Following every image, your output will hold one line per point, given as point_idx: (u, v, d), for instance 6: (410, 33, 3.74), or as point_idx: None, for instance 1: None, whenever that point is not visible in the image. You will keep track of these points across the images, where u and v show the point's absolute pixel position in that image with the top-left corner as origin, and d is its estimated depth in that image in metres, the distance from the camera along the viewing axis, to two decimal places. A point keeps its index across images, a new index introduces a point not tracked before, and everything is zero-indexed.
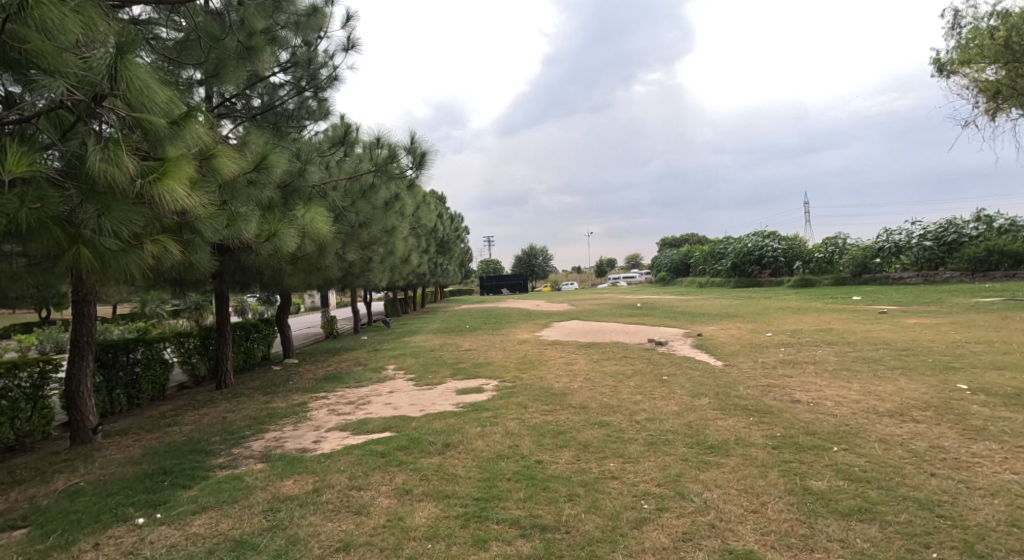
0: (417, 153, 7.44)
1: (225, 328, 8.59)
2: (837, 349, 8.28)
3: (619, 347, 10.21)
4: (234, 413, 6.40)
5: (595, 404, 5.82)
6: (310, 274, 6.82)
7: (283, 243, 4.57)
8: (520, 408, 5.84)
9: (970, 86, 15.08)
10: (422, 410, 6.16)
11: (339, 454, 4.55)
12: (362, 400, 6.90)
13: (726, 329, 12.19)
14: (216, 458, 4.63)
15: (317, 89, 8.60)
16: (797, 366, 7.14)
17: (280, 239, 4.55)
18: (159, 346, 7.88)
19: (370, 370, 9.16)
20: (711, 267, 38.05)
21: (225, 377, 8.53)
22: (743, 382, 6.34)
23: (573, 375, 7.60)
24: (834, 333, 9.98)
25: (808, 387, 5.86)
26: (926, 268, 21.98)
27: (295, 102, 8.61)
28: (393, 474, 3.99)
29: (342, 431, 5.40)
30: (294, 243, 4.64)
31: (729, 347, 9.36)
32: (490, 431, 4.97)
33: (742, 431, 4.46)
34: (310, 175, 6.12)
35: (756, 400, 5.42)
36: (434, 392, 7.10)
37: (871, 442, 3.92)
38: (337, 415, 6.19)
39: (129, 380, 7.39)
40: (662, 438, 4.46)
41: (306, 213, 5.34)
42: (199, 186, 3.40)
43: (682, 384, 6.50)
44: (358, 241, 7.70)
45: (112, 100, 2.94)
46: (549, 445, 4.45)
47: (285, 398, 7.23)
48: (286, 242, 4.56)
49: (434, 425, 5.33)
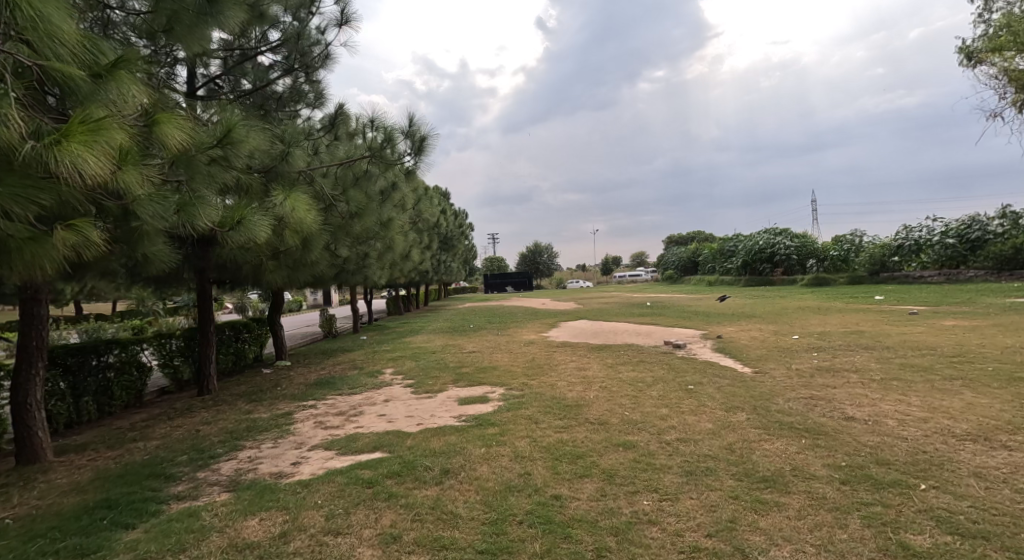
0: (416, 138, 6.73)
1: (209, 329, 7.92)
2: (876, 354, 7.56)
3: (633, 350, 9.49)
4: (210, 426, 5.71)
5: (616, 419, 5.11)
6: (295, 269, 6.11)
7: (252, 234, 3.86)
8: (530, 423, 5.14)
9: (999, 76, 14.29)
10: (420, 424, 5.46)
11: (319, 482, 3.87)
12: (354, 410, 6.21)
13: (747, 330, 11.45)
14: (175, 485, 3.95)
15: (310, 71, 7.95)
16: (838, 375, 6.42)
17: (249, 228, 3.84)
18: (135, 350, 7.23)
19: (366, 375, 8.48)
20: (721, 265, 37.25)
21: (208, 383, 7.87)
22: (782, 394, 5.61)
23: (587, 383, 6.89)
24: (868, 336, 9.22)
25: (860, 401, 5.14)
26: (947, 266, 21.21)
27: (287, 84, 7.96)
28: (380, 512, 3.31)
29: (326, 451, 4.70)
30: (265, 233, 3.93)
31: (755, 351, 8.62)
32: (497, 453, 4.29)
33: (798, 459, 3.74)
34: (296, 159, 5.46)
35: (803, 418, 4.71)
36: (434, 401, 6.40)
37: (964, 477, 3.23)
38: (324, 429, 5.50)
39: (100, 386, 6.73)
40: (701, 466, 3.74)
41: (285, 200, 4.68)
42: (130, 157, 2.76)
43: (711, 395, 5.79)
44: (351, 235, 6.97)
45: (9, 43, 2.35)
46: (567, 475, 3.76)
47: (268, 407, 6.54)
48: (255, 232, 3.86)
49: (432, 445, 4.64)
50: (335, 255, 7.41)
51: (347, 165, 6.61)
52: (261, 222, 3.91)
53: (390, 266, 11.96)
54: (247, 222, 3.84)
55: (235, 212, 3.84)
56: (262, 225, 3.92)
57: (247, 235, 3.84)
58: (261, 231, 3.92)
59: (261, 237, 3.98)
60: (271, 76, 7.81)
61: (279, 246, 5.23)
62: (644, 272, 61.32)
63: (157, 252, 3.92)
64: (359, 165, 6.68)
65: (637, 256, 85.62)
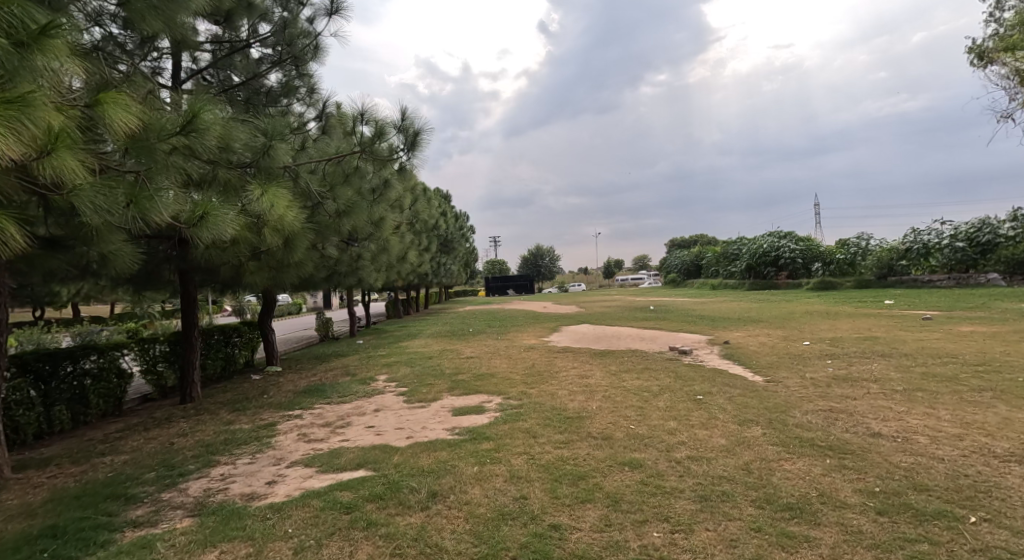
0: (409, 133, 6.37)
1: (193, 333, 7.57)
2: (894, 362, 7.17)
3: (637, 356, 9.11)
4: (187, 437, 5.35)
5: (621, 433, 4.73)
6: (277, 271, 5.75)
7: (218, 230, 3.48)
8: (528, 438, 4.78)
9: (1011, 75, 13.91)
10: (410, 437, 5.08)
11: (293, 505, 3.51)
12: (341, 421, 5.84)
13: (754, 336, 11.09)
14: (134, 509, 3.59)
15: (302, 64, 7.62)
16: (857, 385, 6.02)
17: (215, 224, 3.47)
18: (114, 355, 6.87)
19: (357, 382, 8.12)
20: (724, 269, 36.83)
21: (191, 390, 7.51)
22: (799, 406, 5.22)
23: (590, 392, 6.51)
24: (883, 342, 8.85)
25: (884, 415, 4.75)
26: (957, 270, 20.79)
27: (279, 78, 7.63)
28: (357, 546, 2.98)
29: (305, 468, 4.34)
30: (232, 229, 3.56)
31: (765, 358, 8.24)
32: (491, 473, 3.93)
33: (824, 482, 3.36)
34: (279, 153, 5.12)
35: (826, 434, 4.32)
36: (427, 412, 6.02)
37: (1018, 508, 2.86)
38: (308, 442, 5.13)
39: (74, 394, 6.38)
40: (717, 491, 3.36)
41: (262, 196, 4.35)
42: (60, 139, 2.42)
43: (722, 407, 5.40)
44: (339, 235, 6.60)
45: None
46: (567, 500, 3.39)
47: (251, 417, 6.17)
48: (221, 228, 3.48)
49: (421, 462, 4.26)
50: (324, 256, 7.04)
51: (336, 161, 6.27)
52: (228, 218, 3.54)
53: (386, 269, 11.59)
54: (212, 218, 3.46)
55: (199, 206, 3.47)
56: (229, 221, 3.55)
57: (213, 231, 3.47)
58: (228, 228, 3.54)
59: (229, 234, 3.60)
60: (260, 69, 7.47)
61: (259, 245, 4.89)
62: (647, 275, 61.11)
63: (116, 251, 3.58)
64: (349, 161, 6.33)
65: (640, 259, 85.16)
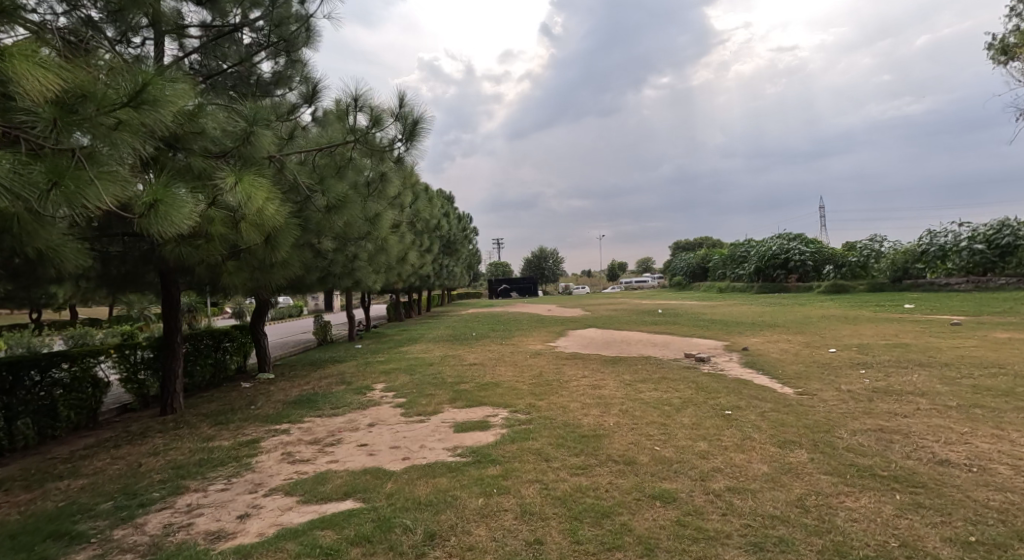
0: (408, 122, 5.83)
1: (176, 340, 7.04)
2: (936, 372, 6.59)
3: (652, 364, 8.51)
4: (158, 456, 4.80)
5: (645, 457, 4.18)
6: (260, 272, 5.21)
7: (173, 221, 2.94)
8: (540, 461, 4.22)
9: None
10: (406, 459, 4.52)
11: (264, 549, 2.99)
12: (331, 438, 5.29)
13: (774, 341, 10.52)
14: (77, 553, 3.07)
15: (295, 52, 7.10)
16: (902, 399, 5.44)
17: (167, 214, 2.93)
18: (88, 363, 6.33)
19: (353, 391, 7.57)
20: (732, 271, 36.18)
21: (173, 401, 6.97)
22: (844, 425, 4.63)
23: (605, 405, 5.94)
24: (917, 350, 8.28)
25: (946, 437, 4.16)
26: (975, 273, 20.16)
27: (272, 66, 7.13)
28: None
29: (285, 497, 3.78)
30: (191, 221, 3.02)
31: (792, 367, 7.65)
32: (499, 508, 3.38)
33: (901, 528, 2.82)
34: (262, 141, 4.61)
35: (885, 461, 3.74)
36: (426, 427, 5.47)
37: None
38: (291, 463, 4.57)
39: (41, 406, 5.85)
40: (772, 537, 2.82)
41: (236, 185, 3.84)
42: None
43: (757, 426, 4.81)
44: (331, 232, 6.06)
45: None
46: (591, 547, 2.86)
47: (234, 432, 5.62)
48: (177, 218, 2.94)
49: (418, 492, 3.71)
50: (315, 254, 6.51)
51: (327, 152, 5.74)
52: (186, 207, 3.00)
53: (386, 271, 11.05)
54: (166, 206, 2.92)
55: (152, 193, 2.95)
56: (187, 211, 3.02)
57: (166, 223, 2.93)
58: (186, 219, 3.01)
59: (187, 226, 3.07)
60: (248, 55, 6.96)
61: (236, 242, 4.36)
62: (652, 278, 60.56)
63: (60, 244, 3.09)
64: (341, 151, 5.82)
65: (644, 261, 85.00)
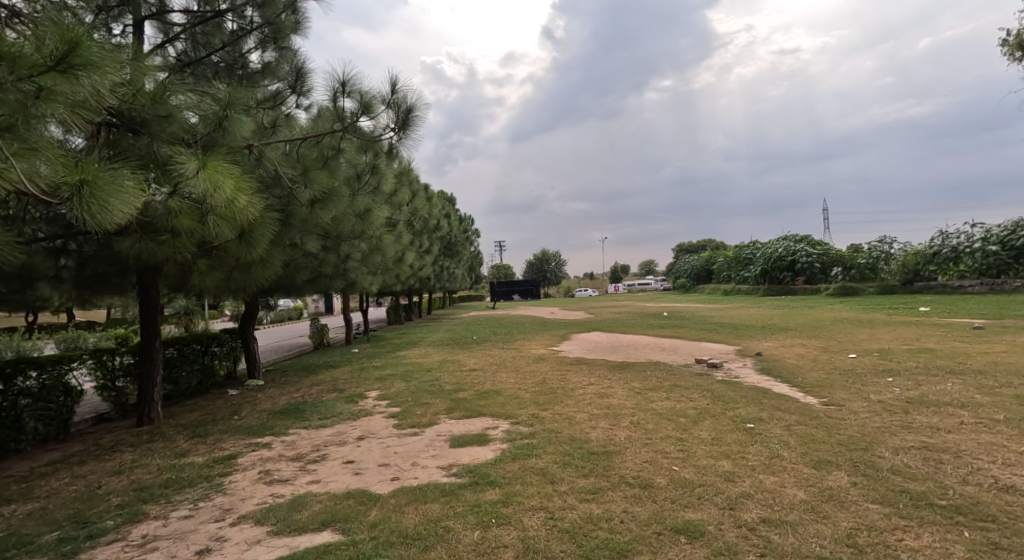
0: (401, 109, 5.35)
1: (155, 345, 6.55)
2: (971, 381, 6.12)
3: (662, 370, 8.03)
4: (121, 475, 4.33)
5: (663, 479, 3.71)
6: (238, 271, 4.79)
7: (103, 207, 2.52)
8: (544, 483, 3.76)
9: None
10: (395, 480, 4.06)
11: None
12: (315, 454, 4.82)
13: (789, 346, 10.03)
14: None
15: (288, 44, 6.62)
16: (941, 411, 4.97)
17: (96, 198, 2.51)
18: (59, 371, 5.90)
19: (344, 400, 7.11)
20: (737, 274, 35.66)
21: (151, 412, 6.50)
22: (883, 442, 4.16)
23: (614, 417, 5.48)
24: (944, 356, 7.79)
25: (1003, 458, 3.69)
26: (989, 276, 19.65)
27: (264, 58, 6.63)
28: None
29: (254, 527, 3.32)
30: (127, 209, 2.60)
31: (812, 375, 7.17)
32: (499, 544, 2.93)
33: None
34: (237, 126, 4.18)
35: (939, 487, 3.27)
36: (420, 442, 5.00)
37: None
38: (268, 483, 4.11)
39: (4, 418, 5.41)
40: None
41: (198, 170, 3.40)
42: None
43: (785, 442, 4.33)
44: (319, 228, 5.62)
45: None
46: None
47: (210, 446, 5.15)
48: (109, 205, 2.53)
49: (406, 522, 3.27)
50: (302, 252, 6.08)
51: (313, 141, 5.31)
52: (121, 193, 2.59)
53: (381, 272, 10.63)
54: (93, 190, 2.50)
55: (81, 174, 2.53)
56: (124, 197, 2.60)
57: (95, 210, 2.52)
58: (120, 206, 2.59)
59: (125, 215, 2.65)
60: (235, 44, 6.50)
61: (206, 237, 3.94)
62: (656, 280, 59.99)
63: None
64: (328, 141, 5.37)
65: (647, 264, 84.54)
